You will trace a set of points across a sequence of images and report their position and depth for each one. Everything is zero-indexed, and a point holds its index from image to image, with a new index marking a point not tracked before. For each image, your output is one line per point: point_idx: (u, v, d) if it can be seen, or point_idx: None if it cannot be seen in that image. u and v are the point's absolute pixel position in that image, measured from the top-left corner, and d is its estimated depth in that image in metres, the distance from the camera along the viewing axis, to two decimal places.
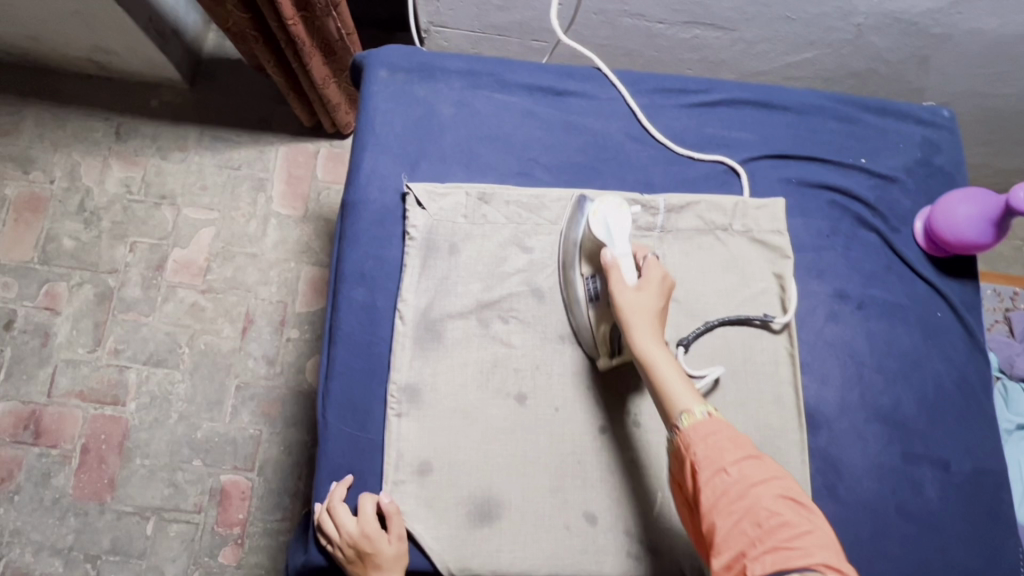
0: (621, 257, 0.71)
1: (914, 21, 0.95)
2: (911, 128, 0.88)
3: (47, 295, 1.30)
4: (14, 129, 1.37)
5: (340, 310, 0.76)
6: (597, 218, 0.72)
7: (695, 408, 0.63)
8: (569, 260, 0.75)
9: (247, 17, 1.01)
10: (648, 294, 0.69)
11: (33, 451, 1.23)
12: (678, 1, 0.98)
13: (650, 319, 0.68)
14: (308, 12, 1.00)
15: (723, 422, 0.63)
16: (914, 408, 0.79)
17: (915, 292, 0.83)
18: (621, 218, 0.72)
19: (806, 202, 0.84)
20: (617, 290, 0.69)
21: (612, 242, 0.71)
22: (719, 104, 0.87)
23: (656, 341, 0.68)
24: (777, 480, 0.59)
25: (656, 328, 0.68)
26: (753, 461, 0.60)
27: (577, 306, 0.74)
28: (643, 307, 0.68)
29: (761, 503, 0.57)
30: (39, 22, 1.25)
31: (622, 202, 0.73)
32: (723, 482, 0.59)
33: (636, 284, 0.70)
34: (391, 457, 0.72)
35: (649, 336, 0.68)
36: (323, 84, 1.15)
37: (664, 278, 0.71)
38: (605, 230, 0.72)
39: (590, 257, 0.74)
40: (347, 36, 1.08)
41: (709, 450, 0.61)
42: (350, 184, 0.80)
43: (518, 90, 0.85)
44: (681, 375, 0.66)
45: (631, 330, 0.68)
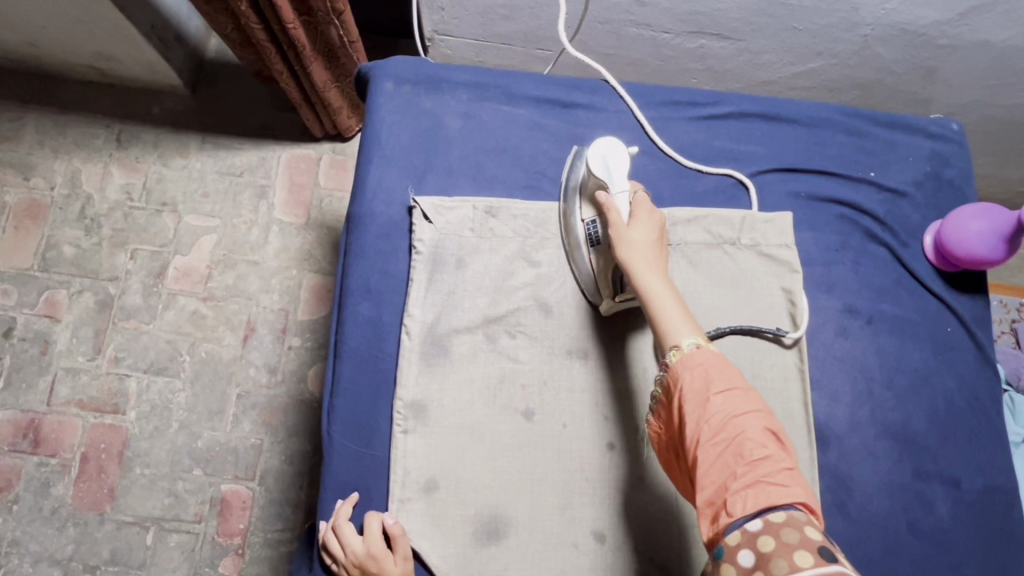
0: (618, 195, 0.72)
1: (921, 32, 0.95)
2: (920, 141, 0.88)
3: (47, 302, 1.29)
4: (15, 135, 1.36)
5: (345, 325, 0.75)
6: (596, 158, 0.73)
7: (685, 341, 0.60)
8: (570, 207, 0.77)
9: (263, 28, 0.98)
10: (643, 229, 0.69)
11: (32, 460, 1.22)
12: (684, 11, 0.97)
13: (646, 251, 0.68)
14: (310, 17, 0.99)
15: (714, 353, 0.59)
16: (924, 424, 0.78)
17: (925, 306, 0.82)
18: (620, 157, 0.73)
19: (815, 215, 0.84)
20: (614, 226, 0.70)
21: (611, 181, 0.72)
22: (727, 117, 0.86)
23: (655, 272, 0.66)
24: (764, 413, 0.55)
25: (653, 260, 0.67)
26: (741, 393, 0.56)
27: (578, 250, 0.75)
28: (639, 240, 0.68)
29: (745, 436, 0.54)
30: (40, 29, 1.24)
31: (620, 142, 0.73)
32: (708, 412, 0.55)
33: (631, 221, 0.70)
34: (398, 475, 0.71)
35: (646, 266, 0.66)
36: (323, 88, 1.14)
37: (658, 216, 0.71)
38: (604, 168, 0.72)
39: (591, 201, 0.75)
40: (349, 44, 1.06)
41: (698, 376, 0.57)
42: (355, 197, 0.79)
43: (525, 102, 0.84)
44: (678, 308, 0.64)
45: (624, 263, 0.67)
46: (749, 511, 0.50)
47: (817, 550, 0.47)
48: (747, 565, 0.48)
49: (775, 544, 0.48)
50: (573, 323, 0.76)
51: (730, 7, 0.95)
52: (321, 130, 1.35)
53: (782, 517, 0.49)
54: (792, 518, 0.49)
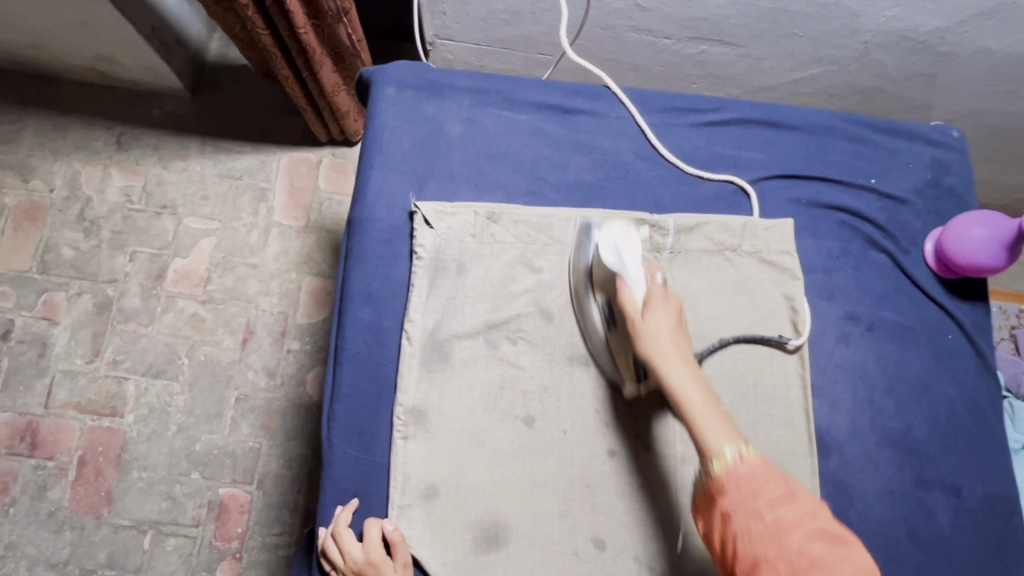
0: (632, 283, 0.69)
1: (922, 39, 0.95)
2: (921, 148, 0.88)
3: (45, 305, 1.28)
4: (14, 137, 1.36)
5: (345, 330, 0.75)
6: (605, 246, 0.71)
7: (726, 450, 0.60)
8: (581, 284, 0.75)
9: (268, 33, 0.99)
10: (662, 322, 0.66)
11: (29, 463, 1.21)
12: (686, 16, 0.97)
13: (670, 346, 0.65)
14: (319, 20, 0.99)
15: (758, 461, 0.59)
16: (925, 432, 0.78)
17: (926, 313, 0.82)
18: (630, 241, 0.70)
19: (816, 222, 0.84)
20: (632, 321, 0.67)
21: (623, 268, 0.69)
22: (728, 124, 0.86)
23: (684, 370, 0.64)
24: (818, 519, 0.56)
25: (680, 357, 0.65)
26: (789, 503, 0.57)
27: (594, 334, 0.74)
28: (661, 335, 0.65)
29: (795, 548, 0.54)
30: (40, 31, 1.24)
31: (628, 226, 0.71)
32: (760, 527, 0.56)
33: (648, 313, 0.67)
34: (397, 481, 0.70)
35: (673, 365, 0.64)
36: (333, 92, 1.14)
37: (675, 303, 0.68)
38: (615, 256, 0.70)
39: (602, 284, 0.73)
40: (357, 43, 1.07)
41: (745, 490, 0.57)
42: (357, 202, 0.79)
43: (527, 108, 0.84)
44: (712, 410, 0.62)
45: (649, 359, 0.65)
46: None
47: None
48: None
49: None
50: (575, 331, 0.76)
51: (731, 13, 0.95)
52: (325, 134, 1.35)
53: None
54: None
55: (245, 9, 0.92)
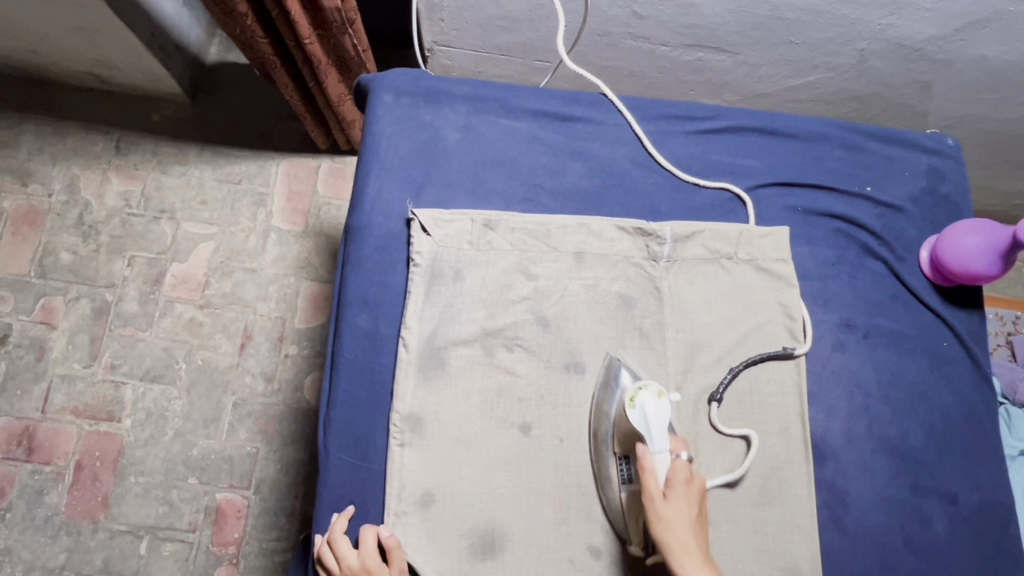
0: (656, 455, 0.66)
1: (918, 47, 0.95)
2: (916, 157, 0.88)
3: (43, 309, 1.28)
4: (13, 142, 1.36)
5: (342, 336, 0.75)
6: (633, 409, 0.68)
7: None
8: (603, 433, 0.72)
9: (268, 40, 1.00)
10: (681, 504, 0.64)
11: (26, 468, 1.21)
12: (683, 24, 0.98)
13: (687, 535, 0.62)
14: (324, 30, 0.99)
15: None
16: (921, 439, 0.78)
17: (921, 321, 0.82)
18: (660, 408, 0.68)
19: (812, 230, 0.84)
20: (650, 497, 0.64)
21: (649, 435, 0.67)
22: (724, 131, 0.87)
23: (701, 565, 0.61)
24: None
25: (696, 546, 0.62)
26: None
27: (609, 488, 0.71)
28: (678, 521, 0.63)
29: None
30: (40, 37, 1.24)
31: (662, 391, 0.69)
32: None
33: (667, 492, 0.64)
34: (393, 488, 0.70)
35: (691, 558, 0.61)
36: (340, 102, 1.14)
37: (696, 482, 0.66)
38: (642, 422, 0.67)
39: (624, 441, 0.70)
40: (363, 52, 1.06)
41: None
42: (354, 209, 0.79)
43: (524, 115, 0.84)
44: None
45: (664, 546, 0.62)
46: None
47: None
48: None
49: None
50: (571, 338, 0.76)
51: (728, 21, 0.95)
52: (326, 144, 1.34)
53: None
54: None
55: (242, 17, 0.93)
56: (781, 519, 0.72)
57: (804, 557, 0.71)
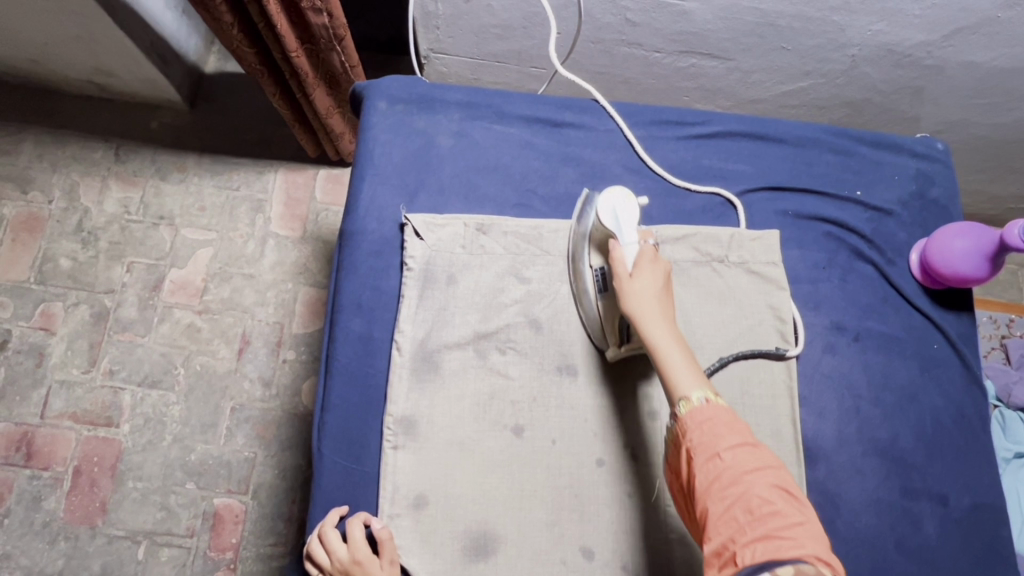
0: (627, 245, 0.72)
1: (908, 53, 0.96)
2: (905, 161, 0.89)
3: (42, 315, 1.29)
4: (13, 150, 1.37)
5: (337, 340, 0.76)
6: (605, 209, 0.74)
7: (694, 394, 0.62)
8: (578, 252, 0.77)
9: (253, 51, 1.01)
10: (648, 281, 0.69)
11: (25, 473, 1.21)
12: (675, 31, 0.99)
13: (649, 302, 0.68)
14: (313, 45, 1.00)
15: (724, 408, 0.61)
16: (912, 441, 0.79)
17: (911, 324, 0.83)
18: (630, 208, 0.73)
19: (803, 233, 0.85)
20: (618, 275, 0.71)
21: (619, 230, 0.73)
22: (715, 136, 0.88)
23: (663, 327, 0.67)
24: (773, 470, 0.57)
25: (661, 314, 0.68)
26: (750, 450, 0.58)
27: (586, 297, 0.76)
28: (642, 292, 0.69)
29: (752, 491, 0.56)
30: (41, 46, 1.26)
31: (631, 193, 0.74)
32: (716, 467, 0.58)
33: (636, 274, 0.70)
34: (387, 491, 0.71)
35: (658, 323, 0.67)
36: (326, 115, 1.16)
37: (664, 269, 0.71)
38: (614, 219, 0.73)
39: (599, 248, 0.76)
40: (351, 68, 1.07)
41: (705, 427, 0.60)
42: (348, 214, 0.80)
43: (516, 121, 0.85)
44: (684, 359, 0.65)
45: (630, 313, 0.68)
46: (755, 561, 0.52)
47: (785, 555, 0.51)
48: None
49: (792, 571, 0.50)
50: (564, 341, 0.76)
51: (719, 27, 0.97)
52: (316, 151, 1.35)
53: (791, 572, 0.50)
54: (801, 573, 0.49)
55: (229, 27, 0.95)
56: None
57: None
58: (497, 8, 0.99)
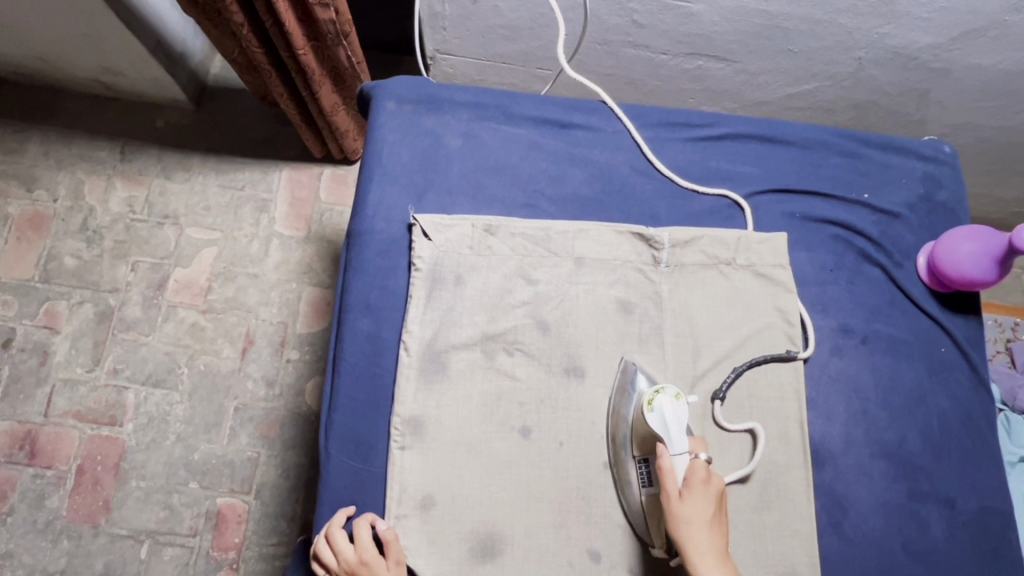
0: (677, 458, 0.67)
1: (914, 56, 0.96)
2: (913, 164, 0.89)
3: (47, 313, 1.29)
4: (18, 149, 1.37)
5: (345, 340, 0.76)
6: (653, 411, 0.68)
7: None
8: (620, 441, 0.72)
9: (262, 50, 1.01)
10: (701, 505, 0.65)
11: (28, 472, 1.21)
12: (682, 33, 0.99)
13: (705, 534, 0.64)
14: (319, 42, 1.00)
15: None
16: (919, 444, 0.79)
17: (919, 327, 0.83)
18: (679, 412, 0.68)
19: (810, 236, 0.85)
20: (667, 499, 0.66)
21: (669, 439, 0.67)
22: (723, 138, 0.88)
23: (718, 568, 0.63)
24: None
25: (716, 549, 0.64)
26: None
27: (629, 489, 0.71)
28: (695, 523, 0.64)
29: None
30: (47, 44, 1.26)
31: (679, 394, 0.69)
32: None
33: (688, 493, 0.65)
34: (394, 491, 0.71)
35: (713, 559, 0.63)
36: (332, 112, 1.15)
37: (717, 485, 0.66)
38: (662, 425, 0.68)
39: (643, 443, 0.71)
40: (357, 64, 1.09)
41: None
42: (357, 214, 0.80)
43: (525, 122, 0.86)
44: None
45: (684, 546, 0.64)
46: None
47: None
48: None
49: None
50: (572, 343, 0.76)
51: (726, 29, 0.97)
52: (321, 151, 1.35)
53: None
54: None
55: (240, 28, 0.95)
56: (780, 523, 0.72)
57: (803, 563, 0.71)
58: (504, 9, 0.99)
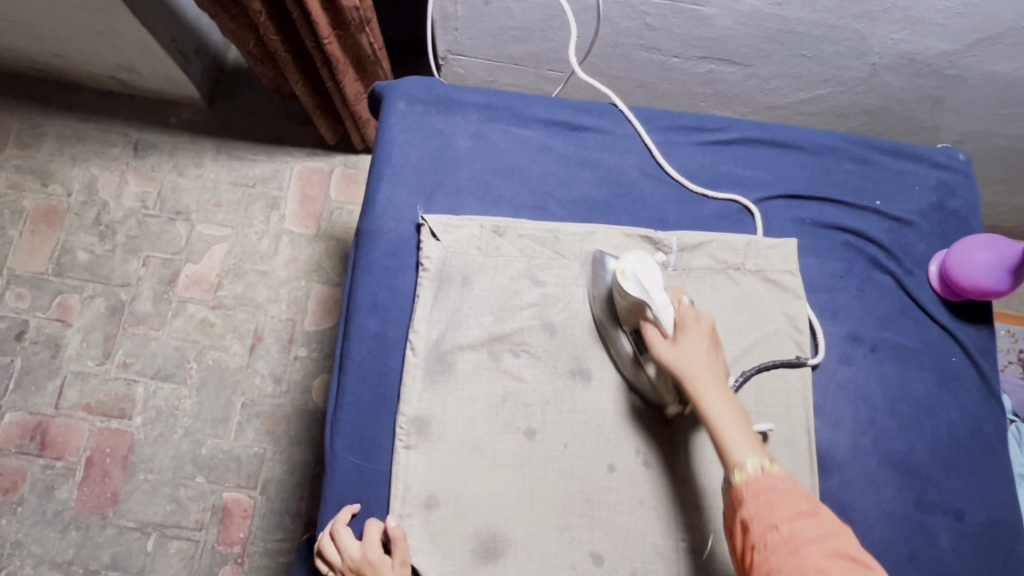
0: (661, 310, 0.69)
1: (929, 62, 0.96)
2: (926, 171, 0.88)
3: (59, 307, 1.31)
4: (35, 143, 1.39)
5: (351, 338, 0.77)
6: (626, 277, 0.70)
7: (748, 462, 0.62)
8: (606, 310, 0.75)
9: (282, 38, 1.03)
10: (694, 344, 0.67)
11: (38, 463, 1.23)
12: (694, 36, 0.99)
13: (699, 365, 0.67)
14: (342, 31, 1.01)
15: (780, 475, 0.61)
16: (927, 454, 0.78)
17: (929, 336, 0.82)
18: (651, 271, 0.71)
19: (820, 242, 0.84)
20: (660, 343, 0.68)
21: (648, 295, 0.70)
22: (734, 143, 0.87)
23: (714, 393, 0.66)
24: (833, 539, 0.56)
25: (711, 378, 0.66)
26: (810, 519, 0.58)
27: (620, 352, 0.75)
28: (688, 358, 0.67)
29: (808, 563, 0.55)
30: (65, 41, 1.28)
31: (646, 255, 0.72)
32: (775, 538, 0.57)
33: (679, 335, 0.68)
34: (398, 490, 0.71)
35: (710, 387, 0.66)
36: (354, 101, 1.17)
37: (706, 323, 0.69)
38: (639, 285, 0.70)
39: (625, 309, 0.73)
40: (378, 50, 1.09)
41: (762, 496, 0.60)
42: (366, 213, 0.81)
43: (535, 124, 0.86)
44: (736, 423, 0.64)
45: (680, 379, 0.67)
46: None
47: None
48: None
49: None
50: (578, 345, 0.77)
51: (739, 33, 0.96)
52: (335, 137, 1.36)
53: None
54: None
55: (257, 15, 0.96)
56: None
57: None
58: (516, 11, 1.00)
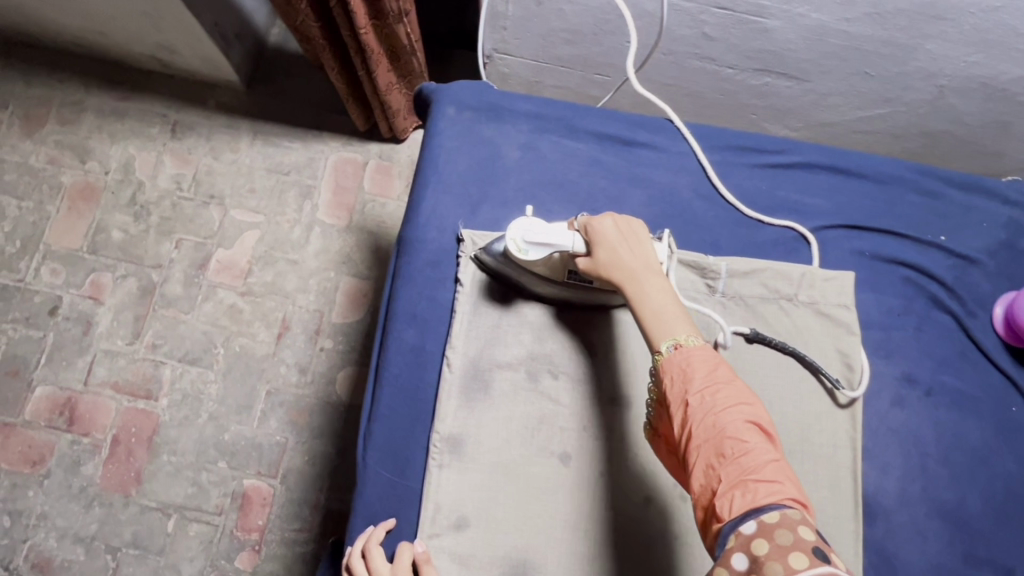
0: (568, 244, 0.69)
1: (1002, 87, 0.91)
2: (997, 207, 0.84)
3: (92, 284, 1.31)
4: (75, 119, 1.39)
5: (388, 350, 0.75)
6: (523, 249, 0.69)
7: (664, 344, 0.60)
8: (516, 272, 0.73)
9: (319, 25, 1.02)
10: (609, 242, 0.67)
11: (66, 437, 1.24)
12: (752, 48, 0.94)
13: (617, 259, 0.66)
14: (380, 21, 1.00)
15: (697, 348, 0.59)
16: (979, 506, 0.74)
17: (988, 382, 0.78)
18: (532, 229, 0.70)
19: (879, 277, 0.80)
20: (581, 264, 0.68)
21: (551, 244, 0.69)
22: (795, 167, 0.83)
23: (637, 281, 0.65)
24: (747, 407, 0.55)
25: (631, 266, 0.66)
26: (724, 388, 0.56)
27: (545, 289, 0.74)
28: (608, 255, 0.67)
29: (727, 432, 0.53)
30: (108, 19, 1.27)
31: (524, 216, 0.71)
32: (691, 413, 0.56)
33: (594, 241, 0.68)
34: (429, 510, 0.69)
35: (629, 277, 0.65)
36: (386, 91, 1.15)
37: (616, 222, 0.69)
38: (538, 245, 0.69)
39: (540, 267, 0.72)
40: (414, 44, 1.07)
41: (677, 373, 0.58)
42: (409, 221, 0.79)
43: (586, 136, 0.83)
44: (661, 305, 0.63)
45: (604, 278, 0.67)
46: (736, 513, 0.50)
47: (811, 552, 0.45)
48: (748, 532, 0.48)
49: (769, 548, 0.47)
50: (620, 371, 0.74)
51: (800, 48, 0.92)
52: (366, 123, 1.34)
53: (771, 518, 0.48)
54: (784, 518, 0.47)
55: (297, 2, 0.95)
56: None
57: None
58: (567, 13, 0.96)
